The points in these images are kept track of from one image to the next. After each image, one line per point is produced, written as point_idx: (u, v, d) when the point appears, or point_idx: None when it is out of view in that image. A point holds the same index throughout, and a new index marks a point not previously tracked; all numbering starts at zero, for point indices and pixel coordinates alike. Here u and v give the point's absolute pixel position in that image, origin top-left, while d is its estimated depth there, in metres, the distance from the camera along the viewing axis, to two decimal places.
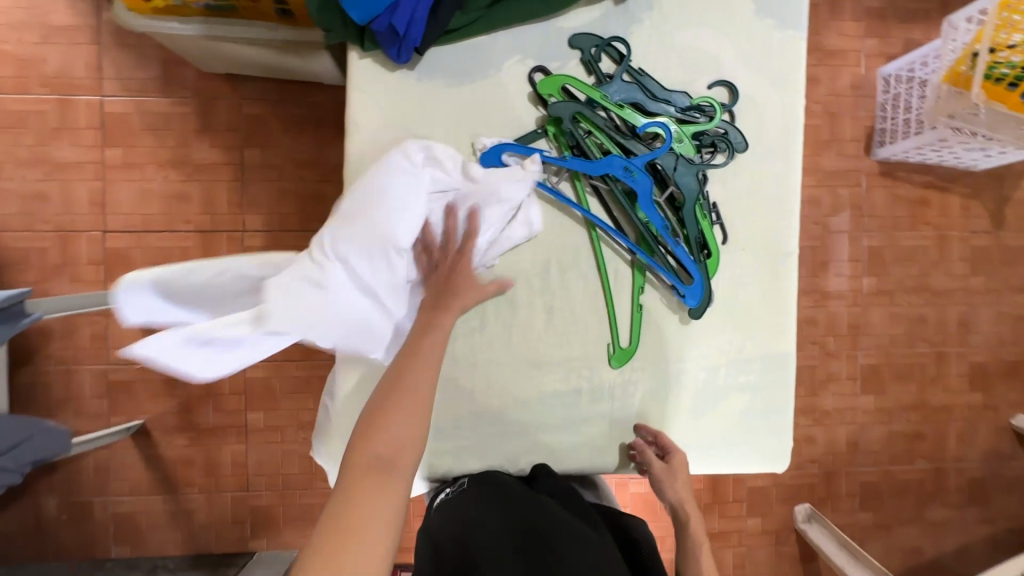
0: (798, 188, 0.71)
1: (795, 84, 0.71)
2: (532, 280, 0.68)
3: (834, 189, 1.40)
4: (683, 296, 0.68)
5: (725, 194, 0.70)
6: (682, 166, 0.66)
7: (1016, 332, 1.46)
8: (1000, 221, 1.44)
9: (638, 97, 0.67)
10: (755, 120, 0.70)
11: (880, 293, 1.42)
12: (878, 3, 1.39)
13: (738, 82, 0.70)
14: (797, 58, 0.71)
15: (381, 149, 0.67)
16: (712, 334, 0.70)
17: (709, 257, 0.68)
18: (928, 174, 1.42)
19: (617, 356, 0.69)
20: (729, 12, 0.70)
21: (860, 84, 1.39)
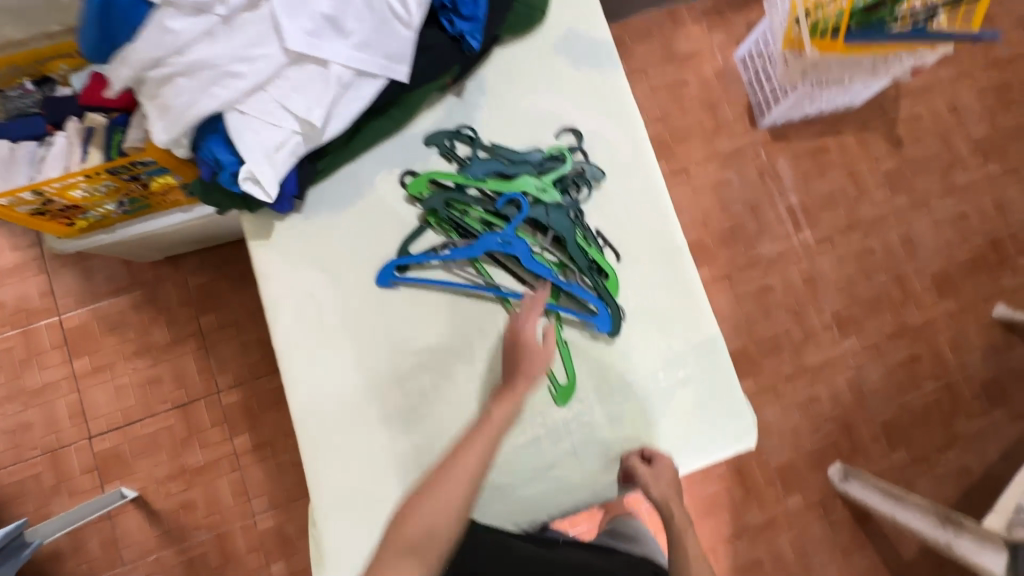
0: (665, 192, 0.79)
1: (629, 108, 0.80)
2: (460, 353, 0.74)
3: (739, 166, 1.49)
4: (597, 322, 0.73)
5: (603, 219, 0.77)
6: (552, 211, 0.74)
7: (960, 232, 1.50)
8: (898, 141, 1.53)
9: (497, 166, 0.76)
10: (607, 150, 0.79)
11: (820, 241, 1.47)
12: (711, 4, 1.55)
13: (580, 123, 0.79)
14: (623, 87, 0.81)
15: (289, 286, 0.73)
16: (638, 344, 0.75)
17: (608, 280, 0.74)
18: (816, 124, 1.52)
19: (560, 395, 0.73)
20: (553, 70, 0.80)
21: (723, 73, 1.53)
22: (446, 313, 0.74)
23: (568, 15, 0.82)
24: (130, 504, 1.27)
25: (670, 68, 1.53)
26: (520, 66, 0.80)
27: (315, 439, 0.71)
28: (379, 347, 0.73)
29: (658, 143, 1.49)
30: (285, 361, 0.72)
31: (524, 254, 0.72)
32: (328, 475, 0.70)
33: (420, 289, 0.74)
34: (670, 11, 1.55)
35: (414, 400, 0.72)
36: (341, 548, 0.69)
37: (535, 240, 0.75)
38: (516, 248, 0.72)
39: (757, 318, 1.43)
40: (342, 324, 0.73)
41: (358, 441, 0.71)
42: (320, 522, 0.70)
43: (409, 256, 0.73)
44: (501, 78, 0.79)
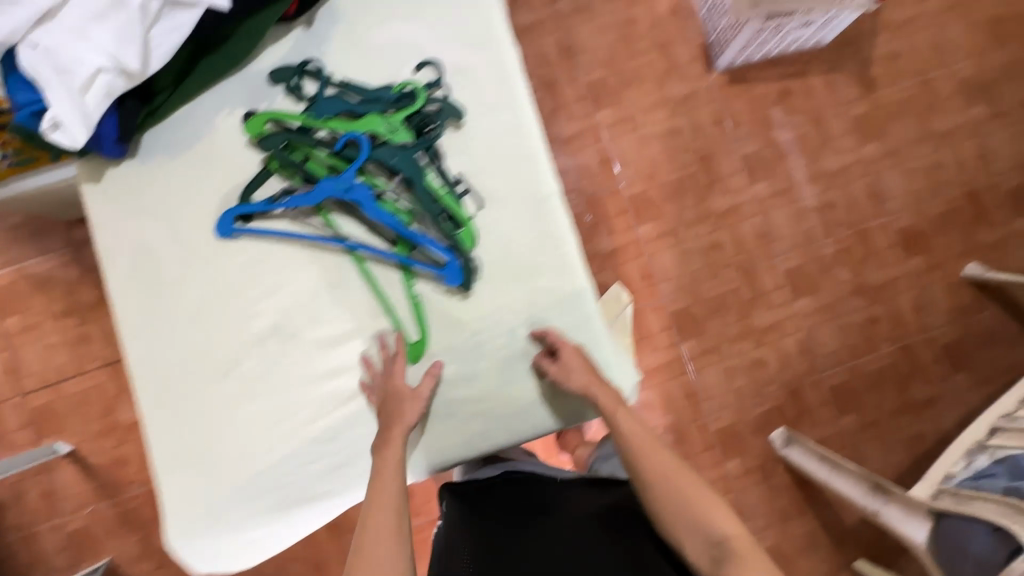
0: (536, 132, 0.71)
1: (499, 37, 0.72)
2: (305, 309, 0.69)
3: (691, 113, 1.38)
4: (447, 277, 0.68)
5: (464, 164, 0.71)
6: (399, 155, 0.67)
7: (934, 184, 1.38)
8: (871, 83, 1.39)
9: (343, 104, 0.68)
10: (471, 85, 0.71)
11: (776, 194, 1.37)
12: None
13: (441, 56, 0.71)
14: (493, 13, 0.72)
15: (125, 237, 0.70)
16: (496, 300, 0.70)
17: (463, 231, 0.69)
18: (779, 65, 1.39)
19: (410, 353, 0.69)
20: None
21: (679, 8, 1.39)
22: (289, 265, 0.69)
23: None
24: (66, 458, 1.29)
25: (619, 5, 1.40)
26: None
27: (156, 396, 0.69)
28: (219, 301, 0.69)
29: (604, 89, 1.38)
30: (122, 316, 0.69)
31: (367, 202, 0.67)
32: (168, 434, 0.69)
33: (262, 240, 0.69)
34: None
35: (254, 356, 0.69)
36: (182, 503, 0.68)
37: (384, 186, 0.69)
38: (359, 194, 0.67)
39: (703, 277, 1.35)
40: (180, 276, 0.69)
41: (198, 399, 0.69)
42: (160, 477, 0.69)
43: (246, 205, 0.68)
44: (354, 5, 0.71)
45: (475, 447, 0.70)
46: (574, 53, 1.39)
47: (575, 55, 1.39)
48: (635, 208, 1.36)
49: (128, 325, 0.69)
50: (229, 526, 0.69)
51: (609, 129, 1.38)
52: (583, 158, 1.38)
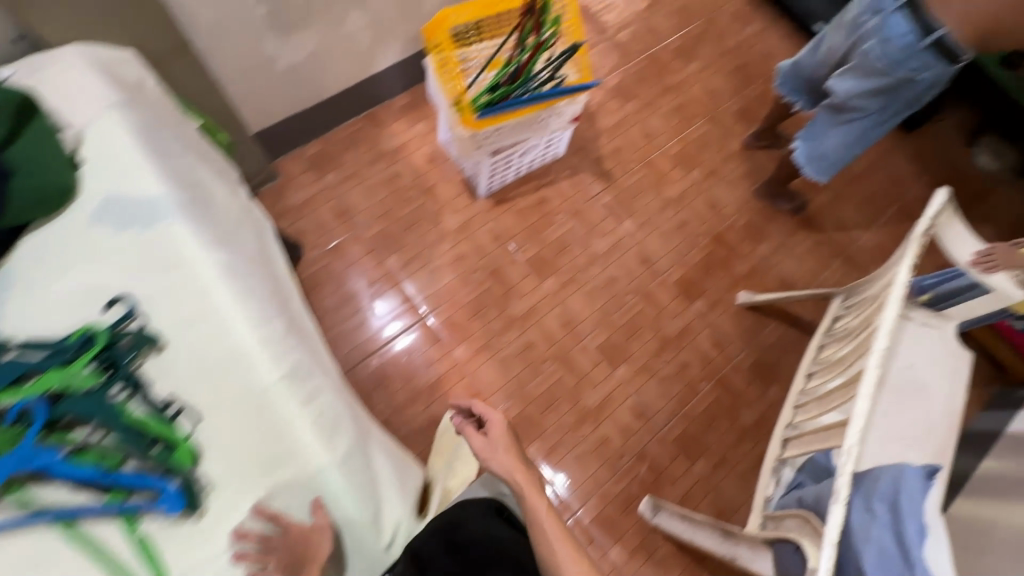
0: (246, 330, 0.75)
1: (189, 258, 0.77)
2: None
3: (471, 237, 1.53)
4: (166, 509, 0.63)
5: (171, 382, 0.70)
6: (87, 400, 0.65)
7: (687, 238, 1.63)
8: (609, 175, 1.66)
9: (15, 366, 0.65)
10: (168, 307, 0.73)
11: (565, 284, 1.51)
12: (407, 99, 1.64)
13: (131, 287, 0.74)
14: (180, 238, 0.78)
15: None
16: (230, 512, 0.66)
17: (179, 452, 0.66)
18: (531, 180, 1.61)
19: None
20: (92, 245, 0.75)
21: (434, 157, 1.60)
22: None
23: (108, 184, 0.79)
24: None
25: (381, 166, 1.57)
26: (54, 250, 0.74)
27: None
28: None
29: (388, 239, 1.50)
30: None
31: (52, 464, 0.62)
32: None
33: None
34: (370, 114, 1.61)
35: None
36: None
37: (74, 438, 0.64)
38: (41, 459, 0.62)
39: (528, 378, 1.41)
40: None
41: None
42: None
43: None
44: (30, 268, 0.73)
45: None
46: (352, 215, 1.51)
47: (353, 217, 1.50)
48: (446, 335, 1.43)
49: None
50: None
51: (402, 272, 1.48)
52: (385, 304, 1.44)
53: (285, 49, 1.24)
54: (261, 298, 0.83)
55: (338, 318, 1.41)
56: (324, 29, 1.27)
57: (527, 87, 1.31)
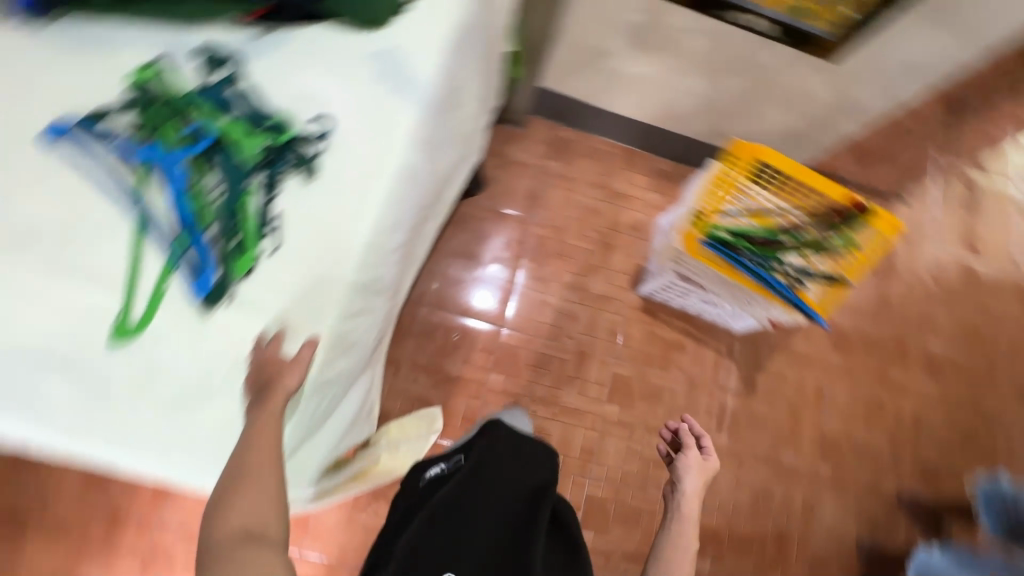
0: (367, 225, 0.77)
1: (393, 137, 0.80)
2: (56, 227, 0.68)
3: (595, 311, 1.46)
4: (192, 286, 0.69)
5: (291, 209, 0.74)
6: (230, 167, 0.73)
7: (755, 504, 1.41)
8: (751, 386, 1.48)
9: (228, 105, 0.75)
10: (343, 158, 0.78)
11: (621, 424, 1.40)
12: (668, 168, 1.58)
13: (338, 120, 0.79)
14: (401, 120, 0.81)
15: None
16: (223, 331, 0.69)
17: (239, 258, 0.71)
18: (687, 322, 1.49)
19: (117, 332, 0.67)
20: (349, 66, 0.81)
21: (639, 228, 1.54)
22: (70, 184, 0.69)
23: (403, 37, 0.84)
24: None
25: (595, 195, 1.54)
26: (328, 46, 0.81)
27: None
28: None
29: (541, 246, 1.48)
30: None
31: (177, 183, 0.71)
32: None
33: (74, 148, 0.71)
34: (630, 151, 1.58)
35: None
36: None
37: (203, 178, 0.72)
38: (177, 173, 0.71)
39: None
40: None
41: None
42: None
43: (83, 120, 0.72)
44: (301, 44, 0.81)
45: None
46: (538, 205, 1.51)
47: (537, 207, 1.51)
48: (499, 355, 1.39)
49: None
50: None
51: (523, 279, 1.45)
52: (486, 287, 1.43)
53: (624, 58, 1.24)
54: (403, 210, 0.85)
55: (449, 259, 1.43)
56: (666, 68, 1.24)
57: (760, 266, 1.21)
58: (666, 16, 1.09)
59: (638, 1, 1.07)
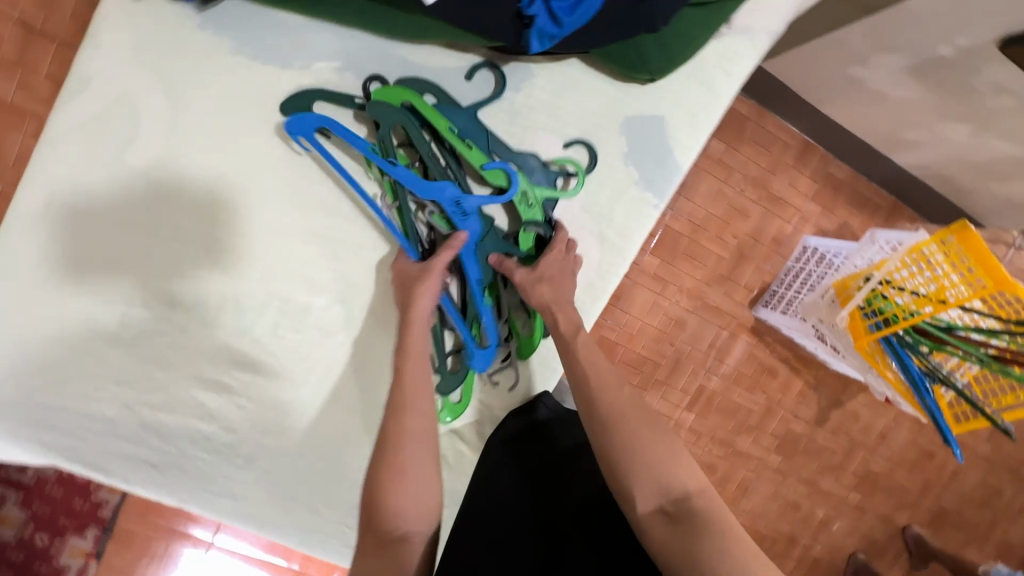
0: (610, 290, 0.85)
1: (652, 200, 0.83)
2: (271, 312, 0.75)
3: (705, 322, 1.39)
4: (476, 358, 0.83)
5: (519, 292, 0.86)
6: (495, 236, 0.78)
7: (780, 513, 1.57)
8: (823, 418, 1.51)
9: (481, 139, 0.74)
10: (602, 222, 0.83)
11: (690, 429, 1.46)
12: (841, 176, 1.35)
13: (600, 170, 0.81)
14: (641, 224, 0.84)
15: (134, 89, 0.69)
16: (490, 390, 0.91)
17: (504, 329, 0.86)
18: (788, 348, 1.45)
19: (447, 410, 0.89)
20: (602, 138, 0.80)
21: (782, 241, 1.37)
22: (287, 251, 0.75)
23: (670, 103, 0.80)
24: None
25: (750, 193, 1.33)
26: (588, 96, 0.79)
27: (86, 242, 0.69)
28: (200, 241, 0.72)
29: (671, 241, 1.33)
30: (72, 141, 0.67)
31: (470, 233, 0.75)
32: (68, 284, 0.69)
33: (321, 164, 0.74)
34: (807, 146, 1.32)
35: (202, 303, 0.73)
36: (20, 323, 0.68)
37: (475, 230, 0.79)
38: (472, 227, 0.75)
39: None
40: (190, 187, 0.71)
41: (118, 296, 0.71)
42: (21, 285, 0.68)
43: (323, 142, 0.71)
44: (539, 100, 0.78)
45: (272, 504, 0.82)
46: (683, 193, 1.31)
47: (681, 195, 1.31)
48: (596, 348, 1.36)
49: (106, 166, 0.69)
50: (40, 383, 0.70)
51: (641, 273, 1.33)
52: None
53: (881, 78, 0.94)
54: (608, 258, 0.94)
55: None
56: (928, 109, 0.96)
57: (905, 349, 1.11)
58: (982, 65, 0.80)
59: (963, 39, 0.78)
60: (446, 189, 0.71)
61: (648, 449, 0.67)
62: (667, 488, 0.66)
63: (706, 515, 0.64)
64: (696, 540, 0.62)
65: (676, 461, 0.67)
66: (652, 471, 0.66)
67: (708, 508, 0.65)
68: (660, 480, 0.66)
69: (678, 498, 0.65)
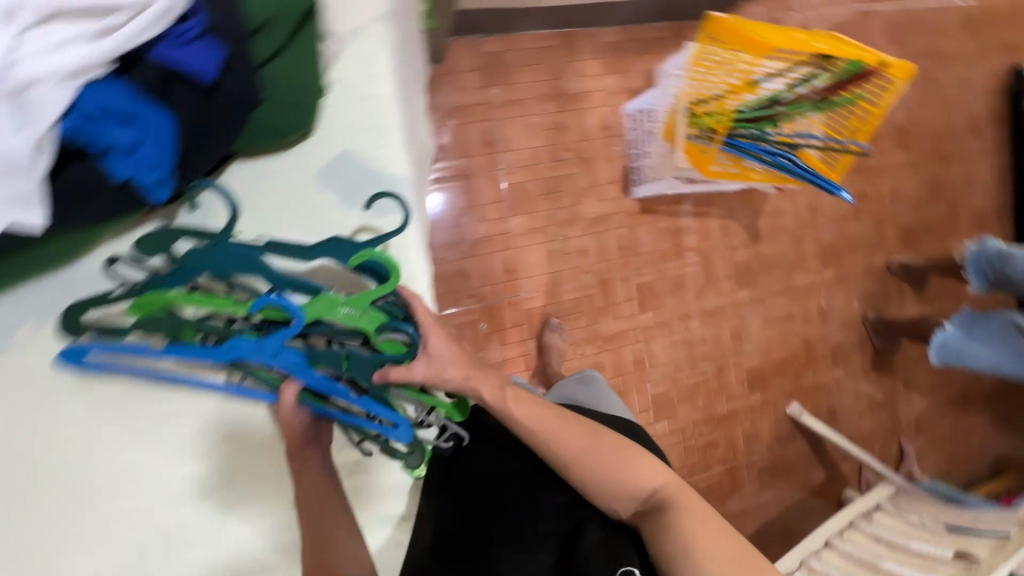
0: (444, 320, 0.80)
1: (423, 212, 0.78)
2: (155, 541, 0.69)
3: (600, 234, 1.40)
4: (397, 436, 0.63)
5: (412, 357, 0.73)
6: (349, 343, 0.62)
7: (781, 331, 1.59)
8: (755, 234, 1.54)
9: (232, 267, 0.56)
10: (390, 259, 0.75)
11: (657, 324, 1.47)
12: (614, 38, 1.36)
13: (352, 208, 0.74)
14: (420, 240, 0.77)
15: None
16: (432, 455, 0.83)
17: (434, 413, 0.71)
18: (683, 202, 1.47)
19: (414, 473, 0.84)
20: (326, 178, 0.71)
21: (609, 124, 1.38)
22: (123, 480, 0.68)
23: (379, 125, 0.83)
24: None
25: (553, 107, 1.33)
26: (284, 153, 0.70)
27: None
28: (51, 533, 0.66)
29: (521, 193, 1.33)
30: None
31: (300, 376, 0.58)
32: None
33: (133, 384, 0.67)
34: (569, 35, 1.33)
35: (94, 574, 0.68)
36: None
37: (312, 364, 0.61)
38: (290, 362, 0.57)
39: None
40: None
41: None
42: None
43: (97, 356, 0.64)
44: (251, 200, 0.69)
45: None
46: (499, 149, 1.31)
47: (499, 152, 1.31)
48: (530, 322, 1.36)
49: None
50: None
51: (518, 237, 1.34)
52: (488, 263, 1.32)
53: None
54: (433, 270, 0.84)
55: (438, 253, 1.29)
56: None
57: (743, 141, 1.13)
58: None
59: None
60: (236, 346, 0.56)
61: (607, 468, 0.68)
62: (636, 494, 0.68)
63: (676, 506, 0.66)
64: (673, 534, 0.65)
65: (636, 469, 0.68)
66: (616, 485, 0.68)
67: (677, 498, 0.67)
68: (625, 491, 0.68)
69: (646, 498, 0.67)
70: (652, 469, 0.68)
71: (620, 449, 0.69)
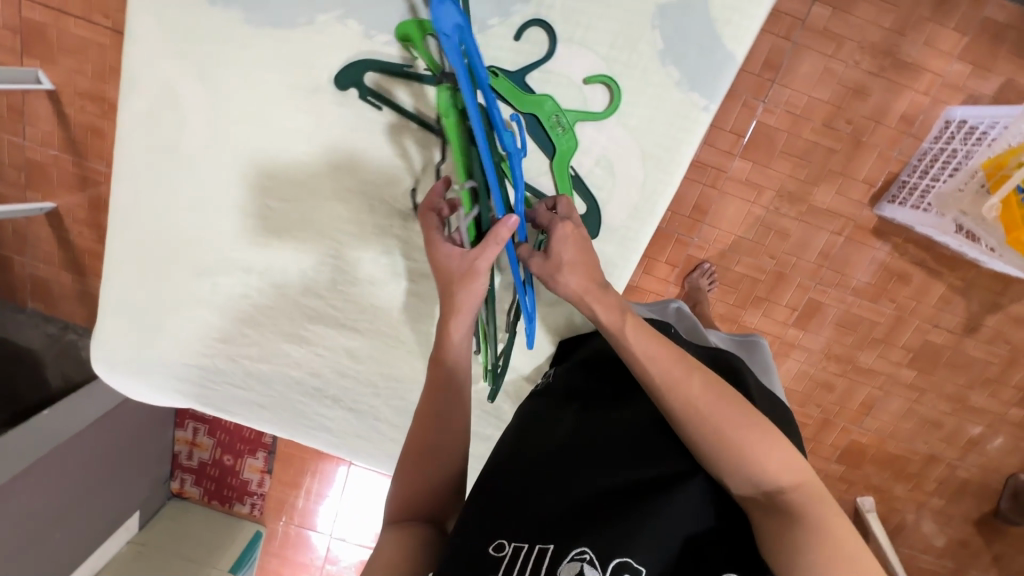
0: (656, 218, 0.82)
1: (687, 120, 0.76)
2: (291, 289, 0.87)
3: (812, 228, 1.22)
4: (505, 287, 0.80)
5: (603, 198, 0.81)
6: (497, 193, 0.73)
7: (916, 432, 1.41)
8: (974, 327, 1.27)
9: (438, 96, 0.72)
10: (642, 137, 0.78)
11: (800, 346, 1.34)
12: (1004, 17, 1.03)
13: (624, 85, 0.75)
14: (679, 138, 0.77)
15: (159, 78, 0.73)
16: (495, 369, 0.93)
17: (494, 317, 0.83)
18: (926, 249, 1.21)
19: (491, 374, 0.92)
20: (632, 40, 0.72)
21: (914, 119, 1.11)
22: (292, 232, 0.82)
23: None
24: (44, 96, 1.19)
25: (868, 64, 1.08)
26: None
27: (145, 259, 0.84)
28: (221, 242, 0.83)
29: (766, 139, 1.15)
30: (121, 154, 0.78)
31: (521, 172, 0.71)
32: (133, 288, 0.86)
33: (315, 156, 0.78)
34: None
35: (241, 287, 0.86)
36: (117, 334, 0.89)
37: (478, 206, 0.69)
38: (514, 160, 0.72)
39: None
40: (194, 202, 0.81)
41: (175, 294, 0.86)
42: (118, 286, 0.86)
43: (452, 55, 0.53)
44: (564, 25, 0.72)
45: (351, 443, 0.99)
46: (778, 80, 1.10)
47: (775, 83, 1.10)
48: (683, 268, 1.28)
49: (141, 196, 0.80)
50: (156, 383, 0.93)
51: (731, 182, 1.19)
52: (683, 190, 1.20)
53: None
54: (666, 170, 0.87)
55: None
56: None
57: None
58: None
59: None
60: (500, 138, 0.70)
61: (740, 451, 0.56)
62: (758, 484, 0.56)
63: (810, 514, 0.54)
64: (786, 539, 0.53)
65: (772, 454, 0.55)
66: (743, 468, 0.56)
67: (810, 508, 0.54)
68: (746, 476, 0.56)
69: (770, 492, 0.55)
70: (788, 460, 0.56)
71: (749, 425, 0.57)
